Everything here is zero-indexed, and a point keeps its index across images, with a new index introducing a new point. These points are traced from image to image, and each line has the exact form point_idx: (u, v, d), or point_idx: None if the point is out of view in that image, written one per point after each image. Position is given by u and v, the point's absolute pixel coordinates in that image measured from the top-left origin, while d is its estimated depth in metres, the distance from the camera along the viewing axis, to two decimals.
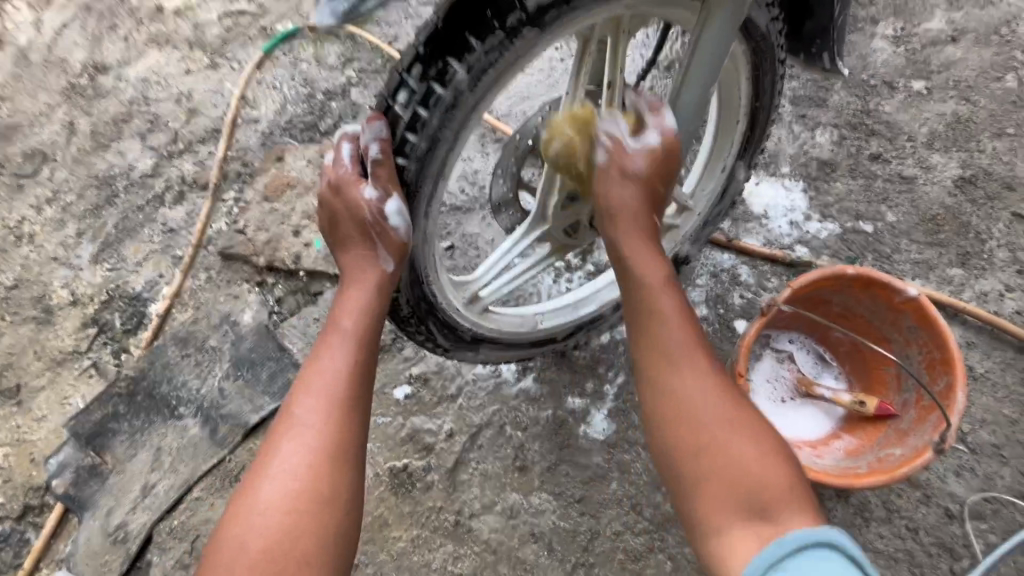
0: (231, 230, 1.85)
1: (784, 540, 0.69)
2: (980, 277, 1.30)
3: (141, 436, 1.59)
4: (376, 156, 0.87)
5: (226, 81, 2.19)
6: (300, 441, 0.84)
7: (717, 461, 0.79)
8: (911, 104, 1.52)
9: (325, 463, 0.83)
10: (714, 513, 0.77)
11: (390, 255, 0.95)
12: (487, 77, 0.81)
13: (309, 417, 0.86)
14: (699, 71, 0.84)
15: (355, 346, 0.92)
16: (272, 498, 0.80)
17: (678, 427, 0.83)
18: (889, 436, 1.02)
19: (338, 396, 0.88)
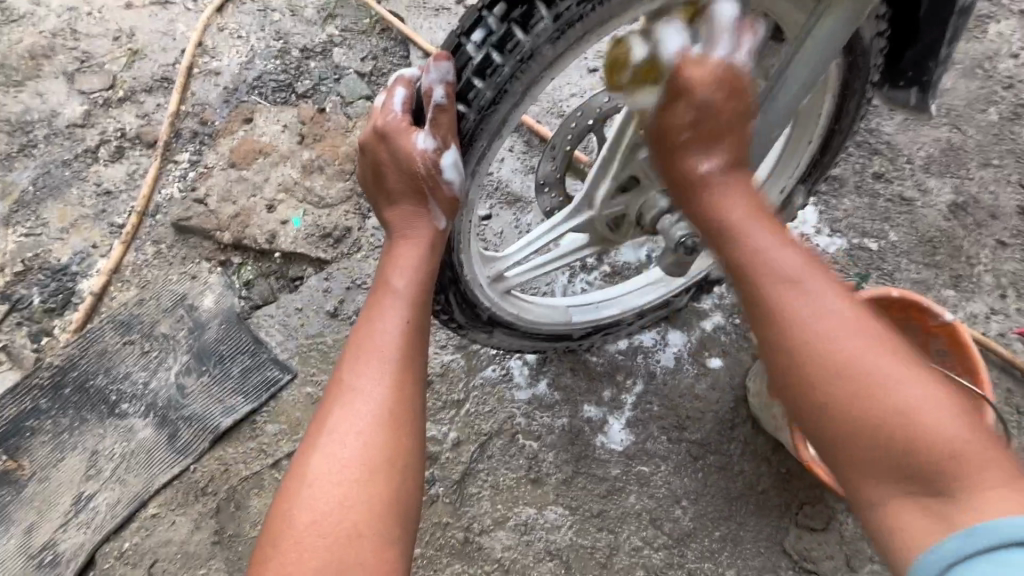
0: (186, 199, 1.59)
1: (976, 528, 0.55)
2: (969, 300, 1.37)
3: (70, 437, 1.34)
4: (438, 101, 0.65)
5: (178, 23, 1.88)
6: (351, 426, 0.67)
7: (879, 435, 0.61)
8: (910, 127, 1.58)
9: (380, 454, 0.66)
10: (871, 486, 0.62)
11: (443, 210, 0.74)
12: (578, 32, 0.61)
13: (365, 391, 0.69)
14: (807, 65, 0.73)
15: (415, 305, 0.74)
16: (330, 487, 0.64)
17: (808, 388, 0.65)
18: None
19: (394, 370, 0.70)
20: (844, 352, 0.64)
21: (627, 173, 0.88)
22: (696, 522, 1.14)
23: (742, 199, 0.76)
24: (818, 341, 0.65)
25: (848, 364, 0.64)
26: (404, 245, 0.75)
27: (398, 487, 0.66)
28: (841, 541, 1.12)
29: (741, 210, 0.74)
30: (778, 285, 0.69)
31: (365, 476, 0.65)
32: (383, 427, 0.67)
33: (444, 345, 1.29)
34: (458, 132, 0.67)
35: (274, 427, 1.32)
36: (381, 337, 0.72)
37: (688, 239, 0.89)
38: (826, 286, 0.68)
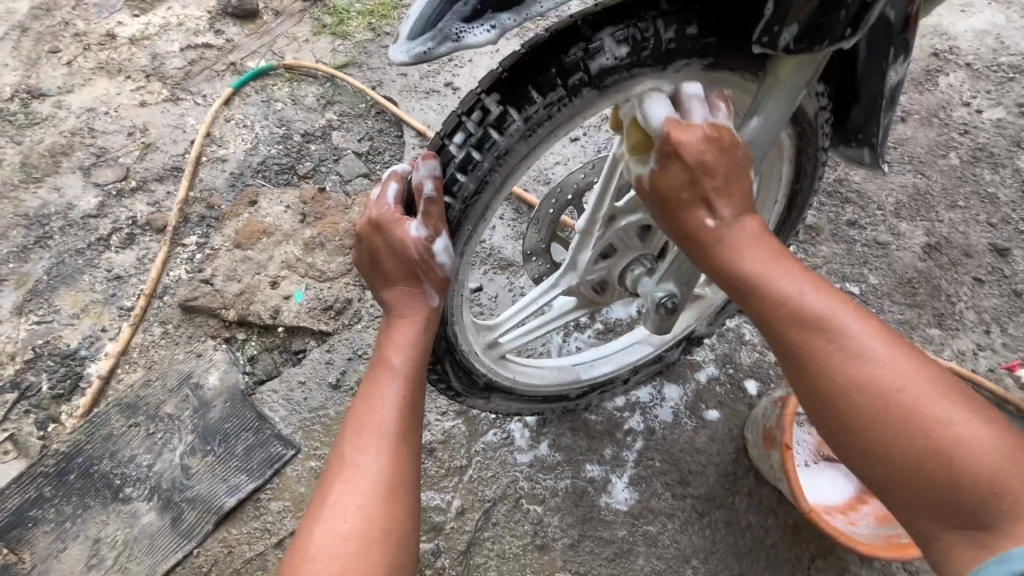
0: (193, 280, 1.67)
1: (1017, 557, 0.57)
2: (955, 337, 1.41)
3: (73, 525, 1.34)
4: (427, 195, 0.70)
5: (188, 116, 2.03)
6: (351, 495, 0.68)
7: (919, 472, 0.62)
8: (876, 175, 1.67)
9: (377, 525, 0.67)
10: (906, 513, 0.64)
11: (435, 289, 0.78)
12: (548, 128, 0.69)
13: (363, 465, 0.71)
14: (765, 134, 0.76)
15: (412, 382, 0.77)
16: (327, 560, 0.64)
17: (846, 425, 0.66)
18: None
19: (391, 441, 0.73)
20: (884, 380, 0.64)
21: (605, 240, 0.92)
22: None
23: (750, 239, 0.72)
24: (867, 387, 0.64)
25: (861, 376, 0.65)
26: (398, 324, 0.79)
27: (395, 558, 0.67)
28: None
29: (755, 267, 0.71)
30: (829, 334, 0.67)
31: (364, 548, 0.65)
32: (379, 498, 0.69)
33: (445, 411, 1.31)
34: (446, 218, 0.73)
35: (278, 504, 1.32)
36: (380, 410, 0.74)
37: (670, 299, 0.89)
38: (871, 336, 0.66)
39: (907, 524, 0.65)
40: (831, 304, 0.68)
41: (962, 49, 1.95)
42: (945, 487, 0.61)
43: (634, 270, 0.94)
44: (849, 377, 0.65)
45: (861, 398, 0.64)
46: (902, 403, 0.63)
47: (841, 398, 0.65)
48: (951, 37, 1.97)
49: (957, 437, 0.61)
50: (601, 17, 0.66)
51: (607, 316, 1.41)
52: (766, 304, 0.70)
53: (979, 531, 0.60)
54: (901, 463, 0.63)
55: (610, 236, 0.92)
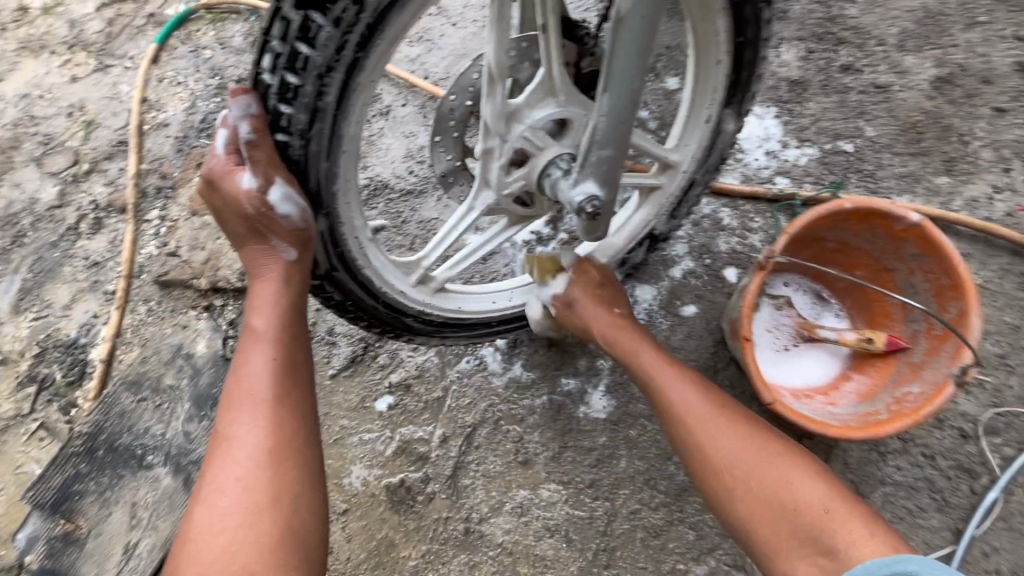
0: (163, 254, 1.67)
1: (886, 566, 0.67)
2: (968, 183, 1.23)
3: (111, 494, 1.44)
4: (247, 140, 0.65)
5: (122, 84, 1.93)
6: (237, 468, 0.71)
7: (766, 499, 0.78)
8: (876, 4, 1.42)
9: (265, 491, 0.70)
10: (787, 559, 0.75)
11: (287, 244, 0.75)
12: (369, 28, 0.58)
13: (242, 436, 0.73)
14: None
15: (284, 347, 0.79)
16: (215, 535, 0.67)
17: (721, 493, 0.82)
18: (900, 372, 0.97)
19: (269, 402, 0.75)
20: (725, 457, 0.83)
21: (512, 146, 0.81)
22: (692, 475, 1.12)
23: (663, 371, 0.93)
24: (750, 480, 0.80)
25: (730, 468, 0.82)
26: (262, 286, 0.81)
27: (291, 519, 0.70)
28: (846, 469, 1.06)
29: (667, 381, 0.91)
30: (704, 436, 0.85)
31: (255, 515, 0.69)
32: (265, 469, 0.71)
33: (416, 347, 1.31)
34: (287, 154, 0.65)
35: None
36: (253, 380, 0.76)
37: (590, 203, 0.79)
38: (720, 429, 0.85)
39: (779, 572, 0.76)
40: (703, 407, 0.88)
41: None
42: (766, 528, 0.77)
43: (551, 176, 0.82)
44: (731, 438, 0.84)
45: (736, 446, 0.83)
46: (781, 484, 0.78)
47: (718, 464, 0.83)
48: None
49: (759, 479, 0.80)
50: None
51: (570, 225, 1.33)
52: (679, 420, 0.88)
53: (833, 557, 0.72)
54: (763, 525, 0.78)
55: (516, 140, 0.81)
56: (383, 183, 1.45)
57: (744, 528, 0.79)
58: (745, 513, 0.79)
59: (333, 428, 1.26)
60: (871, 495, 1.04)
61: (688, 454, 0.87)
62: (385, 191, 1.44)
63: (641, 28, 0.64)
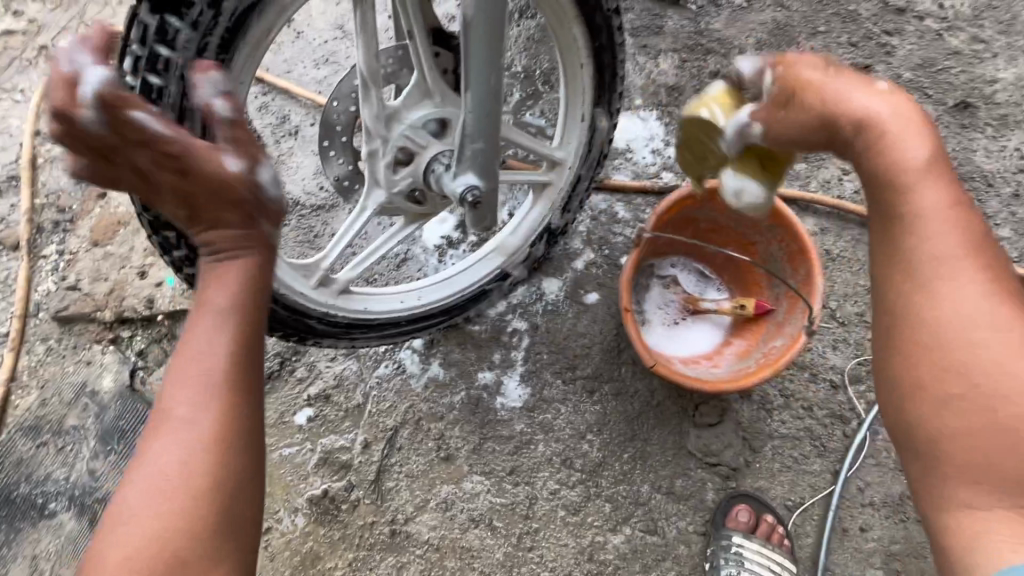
0: (61, 289, 1.58)
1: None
2: (822, 168, 1.40)
3: (9, 550, 1.32)
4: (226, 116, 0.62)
5: (11, 117, 1.84)
6: (169, 458, 0.57)
7: (979, 405, 0.56)
8: (736, 18, 1.60)
9: (193, 497, 0.57)
10: (955, 478, 0.57)
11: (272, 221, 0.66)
12: (228, 34, 0.63)
13: (179, 416, 0.59)
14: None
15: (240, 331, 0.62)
16: (128, 537, 0.55)
17: (916, 379, 0.59)
18: (769, 331, 1.09)
19: (217, 387, 0.60)
20: (959, 340, 0.58)
21: (396, 144, 0.87)
22: (605, 451, 1.18)
23: (946, 195, 0.60)
24: (982, 372, 0.57)
25: (955, 342, 0.58)
26: (227, 255, 0.64)
27: (216, 527, 0.57)
28: (739, 427, 1.18)
29: (937, 211, 0.60)
30: (948, 292, 0.59)
31: (167, 535, 0.55)
32: (193, 465, 0.58)
33: (333, 357, 1.31)
34: None
35: None
36: (201, 356, 0.60)
37: (471, 192, 0.85)
38: (980, 302, 0.58)
39: (948, 499, 0.58)
40: (962, 264, 0.59)
41: None
42: (973, 435, 0.56)
43: (435, 171, 0.88)
44: (981, 320, 0.58)
45: (985, 325, 0.58)
46: (997, 386, 0.56)
47: (903, 332, 0.61)
48: None
49: (993, 370, 0.57)
50: None
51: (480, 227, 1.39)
52: (922, 265, 0.60)
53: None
54: (964, 424, 0.57)
55: (399, 138, 0.86)
56: (294, 200, 1.46)
57: (924, 427, 0.59)
58: (923, 411, 0.59)
59: None
60: (763, 449, 1.16)
61: (899, 312, 0.61)
62: (297, 208, 1.45)
63: (488, 29, 0.71)
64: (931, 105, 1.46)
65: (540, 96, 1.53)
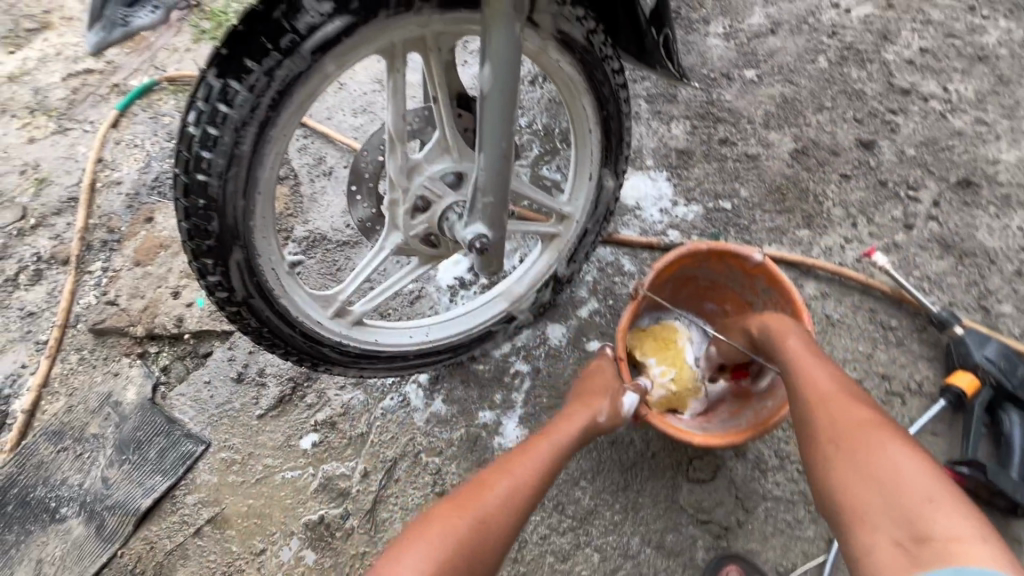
0: (101, 303, 1.70)
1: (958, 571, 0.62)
2: (824, 235, 1.45)
3: (17, 551, 1.37)
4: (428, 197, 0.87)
5: (79, 145, 2.04)
6: (496, 494, 0.87)
7: (855, 467, 0.78)
8: (746, 91, 1.71)
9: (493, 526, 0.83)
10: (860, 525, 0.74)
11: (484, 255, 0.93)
12: (279, 94, 0.71)
13: (522, 470, 0.92)
14: (500, 74, 0.77)
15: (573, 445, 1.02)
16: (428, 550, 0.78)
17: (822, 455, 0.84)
18: (759, 396, 1.16)
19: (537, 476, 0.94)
20: (842, 421, 0.85)
21: (415, 192, 0.95)
22: (597, 500, 1.19)
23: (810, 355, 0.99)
24: (850, 441, 0.82)
25: (838, 430, 0.84)
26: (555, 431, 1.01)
27: (476, 567, 0.80)
28: (732, 486, 1.18)
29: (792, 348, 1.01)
30: (828, 403, 0.89)
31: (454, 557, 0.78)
32: (480, 529, 0.82)
33: (343, 386, 1.38)
34: (205, 193, 0.74)
35: (194, 499, 1.28)
36: (534, 461, 0.95)
37: (480, 240, 0.93)
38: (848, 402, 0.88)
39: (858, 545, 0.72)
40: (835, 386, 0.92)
41: None
42: (846, 488, 0.78)
43: (449, 219, 0.96)
44: (852, 411, 0.86)
45: (860, 417, 0.85)
46: (861, 446, 0.80)
47: (816, 432, 0.87)
48: None
49: (852, 435, 0.82)
50: None
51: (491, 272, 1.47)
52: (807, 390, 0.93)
53: (920, 541, 0.67)
54: (851, 483, 0.78)
55: (418, 187, 0.95)
56: (322, 235, 1.57)
57: (832, 492, 0.80)
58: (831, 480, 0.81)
59: (257, 467, 1.30)
60: (756, 510, 1.16)
61: (803, 419, 0.91)
62: (324, 242, 1.56)
63: (501, 102, 0.80)
64: (935, 182, 1.51)
65: (557, 153, 1.63)
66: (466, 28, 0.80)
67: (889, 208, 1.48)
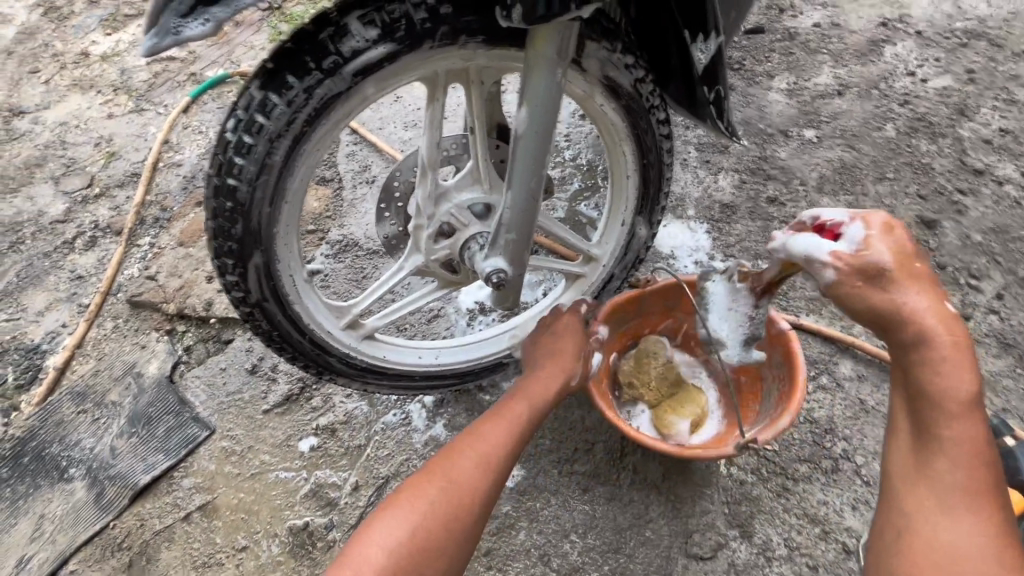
0: (142, 276, 1.78)
1: None
2: None
3: (23, 503, 1.43)
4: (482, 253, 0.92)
5: (150, 125, 2.17)
6: (466, 466, 0.85)
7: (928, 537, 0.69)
8: (803, 151, 1.64)
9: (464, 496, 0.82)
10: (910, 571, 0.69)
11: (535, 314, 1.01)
12: (315, 111, 0.72)
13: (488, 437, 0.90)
14: (535, 117, 0.76)
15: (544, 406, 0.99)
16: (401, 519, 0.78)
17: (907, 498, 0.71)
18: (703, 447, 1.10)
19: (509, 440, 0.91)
20: (942, 476, 0.69)
21: (441, 218, 0.95)
22: (584, 557, 1.13)
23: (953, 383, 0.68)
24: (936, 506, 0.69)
25: (923, 485, 0.70)
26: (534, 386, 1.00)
27: (448, 538, 0.79)
28: (731, 569, 1.10)
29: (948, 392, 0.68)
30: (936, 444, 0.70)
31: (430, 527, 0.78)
32: (455, 502, 0.81)
33: (349, 394, 1.38)
34: (233, 197, 0.76)
35: (189, 483, 1.31)
36: (501, 427, 0.92)
37: (497, 274, 0.91)
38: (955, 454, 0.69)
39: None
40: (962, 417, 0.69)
41: (913, 17, 1.95)
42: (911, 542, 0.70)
43: (471, 249, 0.96)
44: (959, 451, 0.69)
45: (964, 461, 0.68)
46: (925, 524, 0.69)
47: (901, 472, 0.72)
48: (902, 5, 1.97)
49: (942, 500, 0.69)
50: (349, 3, 0.69)
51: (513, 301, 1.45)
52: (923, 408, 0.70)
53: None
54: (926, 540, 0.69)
55: (445, 213, 0.95)
56: (354, 240, 1.60)
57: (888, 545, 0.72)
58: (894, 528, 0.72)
59: (253, 462, 1.32)
60: None
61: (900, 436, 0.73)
62: (355, 248, 1.59)
63: (535, 141, 0.79)
64: (1000, 273, 1.40)
65: (597, 191, 1.61)
66: (510, 66, 0.80)
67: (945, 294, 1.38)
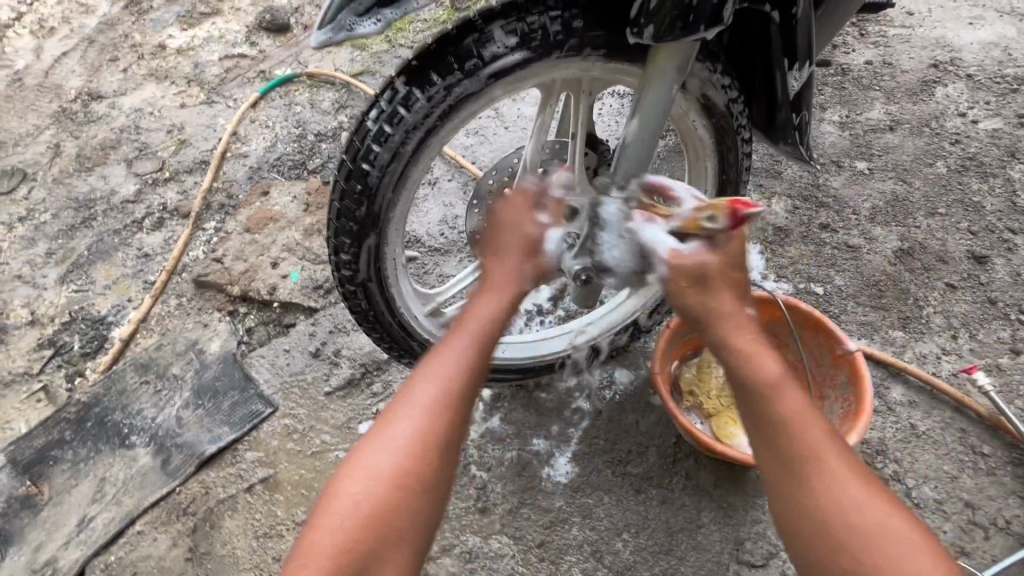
0: (207, 258, 1.86)
1: None
2: (919, 340, 1.40)
3: (85, 465, 1.49)
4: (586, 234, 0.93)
5: (219, 117, 2.27)
6: (405, 431, 0.71)
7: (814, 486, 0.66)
8: (855, 181, 1.70)
9: (418, 463, 0.70)
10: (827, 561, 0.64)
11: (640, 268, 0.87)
12: (449, 107, 0.79)
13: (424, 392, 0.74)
14: (646, 125, 0.84)
15: (491, 329, 0.80)
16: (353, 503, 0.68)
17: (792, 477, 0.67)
18: None
19: (456, 384, 0.74)
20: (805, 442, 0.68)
21: None
22: (637, 556, 1.16)
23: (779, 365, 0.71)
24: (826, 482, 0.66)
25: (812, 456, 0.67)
26: (485, 298, 0.83)
27: (396, 516, 0.68)
28: None
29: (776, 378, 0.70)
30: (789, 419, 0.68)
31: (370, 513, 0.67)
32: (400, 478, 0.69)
33: (408, 383, 1.43)
34: (364, 181, 0.83)
35: (252, 456, 1.36)
36: (447, 367, 0.75)
37: (585, 272, 0.97)
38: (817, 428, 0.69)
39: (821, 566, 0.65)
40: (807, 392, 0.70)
41: (963, 60, 2.00)
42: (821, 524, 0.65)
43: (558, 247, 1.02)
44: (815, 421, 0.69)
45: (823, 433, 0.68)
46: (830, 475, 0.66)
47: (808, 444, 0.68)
48: (953, 49, 2.03)
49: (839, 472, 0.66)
50: (493, 13, 0.76)
51: (570, 305, 1.50)
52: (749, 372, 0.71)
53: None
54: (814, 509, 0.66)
55: None
56: (417, 237, 1.67)
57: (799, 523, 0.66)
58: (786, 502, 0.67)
59: (315, 441, 1.37)
60: None
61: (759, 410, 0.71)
62: (417, 245, 1.66)
63: (640, 150, 0.87)
64: None
65: None
66: (622, 79, 0.87)
67: (995, 328, 1.41)
